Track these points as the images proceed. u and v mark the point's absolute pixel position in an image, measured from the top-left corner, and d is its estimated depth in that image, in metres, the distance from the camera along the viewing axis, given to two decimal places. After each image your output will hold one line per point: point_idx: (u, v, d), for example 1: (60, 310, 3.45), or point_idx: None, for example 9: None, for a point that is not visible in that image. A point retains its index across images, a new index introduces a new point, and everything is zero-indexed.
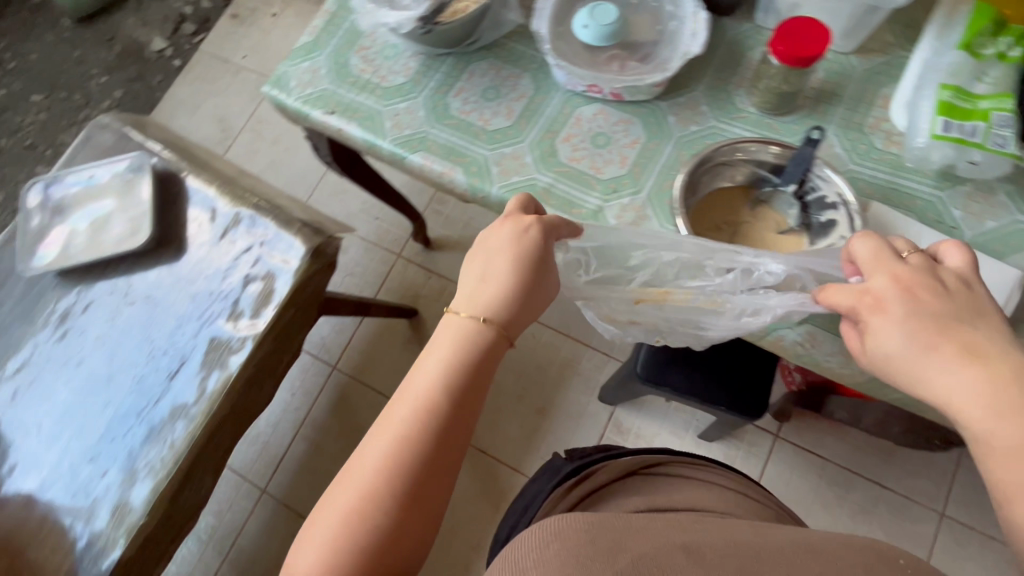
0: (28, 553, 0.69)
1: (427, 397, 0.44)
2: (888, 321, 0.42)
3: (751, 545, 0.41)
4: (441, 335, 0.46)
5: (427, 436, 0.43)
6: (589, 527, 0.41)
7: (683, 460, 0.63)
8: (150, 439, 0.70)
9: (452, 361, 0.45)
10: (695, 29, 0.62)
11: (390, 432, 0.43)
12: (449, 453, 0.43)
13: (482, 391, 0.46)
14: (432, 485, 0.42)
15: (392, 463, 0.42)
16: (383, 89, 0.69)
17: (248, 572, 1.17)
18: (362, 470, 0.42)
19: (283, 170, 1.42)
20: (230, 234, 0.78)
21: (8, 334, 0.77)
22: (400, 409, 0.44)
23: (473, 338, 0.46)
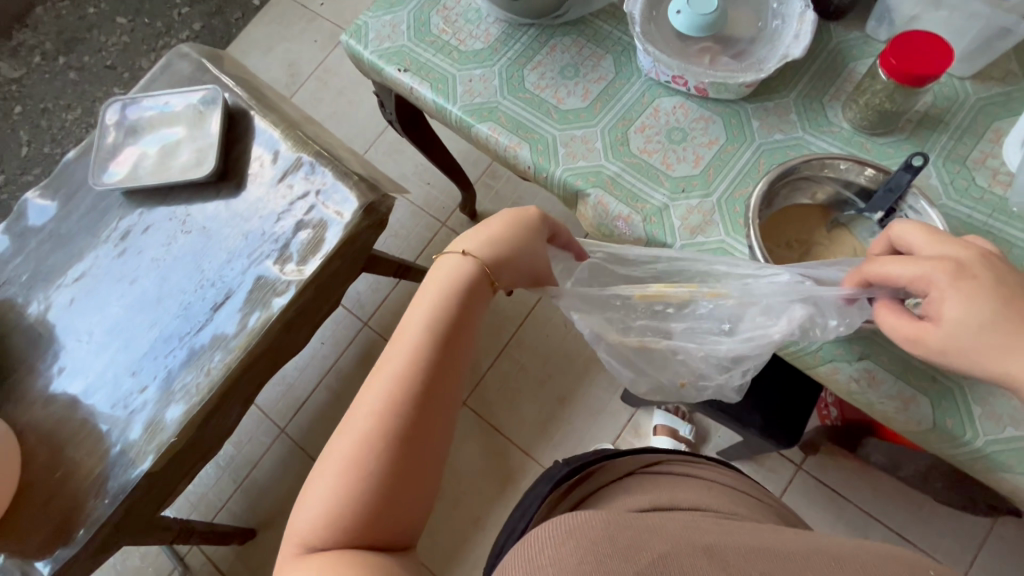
0: (64, 452, 0.72)
1: (417, 337, 0.42)
2: (979, 296, 0.40)
3: (776, 551, 0.39)
4: (430, 280, 0.46)
5: (420, 373, 0.41)
6: (605, 525, 0.39)
7: (679, 460, 0.61)
8: (189, 363, 0.73)
9: (441, 302, 0.44)
10: (800, 30, 0.58)
11: (385, 374, 0.41)
12: (443, 391, 0.42)
13: (471, 330, 0.45)
14: (428, 425, 0.40)
15: (388, 405, 0.40)
16: (461, 53, 0.68)
17: (258, 503, 1.23)
18: (359, 414, 0.40)
19: (343, 123, 1.43)
20: (289, 178, 0.79)
21: (72, 243, 0.81)
22: (392, 354, 0.42)
23: (461, 277, 0.45)
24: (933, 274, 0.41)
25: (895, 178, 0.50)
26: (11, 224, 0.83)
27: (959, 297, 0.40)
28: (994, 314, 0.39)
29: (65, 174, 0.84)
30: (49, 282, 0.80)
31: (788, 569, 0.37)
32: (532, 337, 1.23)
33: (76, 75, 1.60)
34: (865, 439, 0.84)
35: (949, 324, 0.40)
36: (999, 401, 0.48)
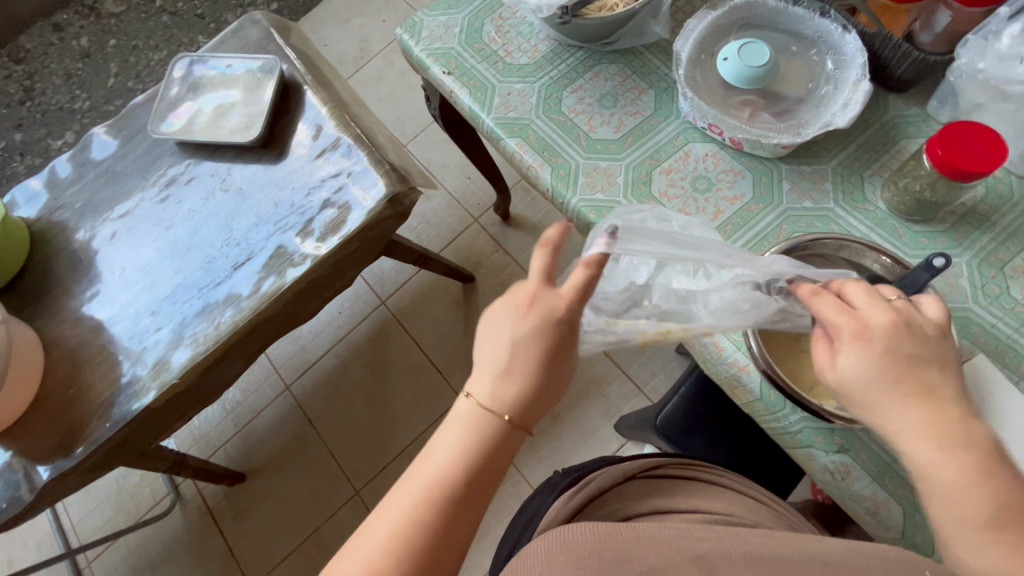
0: (80, 371, 0.78)
1: (432, 483, 0.41)
2: (877, 357, 0.40)
3: (773, 559, 0.37)
4: (453, 423, 0.43)
5: (430, 524, 0.40)
6: (595, 540, 0.40)
7: (679, 464, 0.57)
8: (202, 315, 0.78)
9: (460, 449, 0.42)
10: (851, 99, 0.56)
11: (394, 518, 0.40)
12: (452, 542, 0.41)
13: (489, 478, 0.43)
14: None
15: (393, 553, 0.39)
16: (506, 64, 0.68)
17: (253, 451, 1.29)
18: (363, 557, 0.40)
19: (400, 105, 1.46)
20: (326, 155, 0.82)
21: (123, 182, 0.87)
22: (403, 498, 0.41)
23: (485, 428, 0.43)
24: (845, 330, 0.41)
25: (912, 275, 0.47)
26: (75, 154, 0.89)
27: (857, 354, 0.40)
28: (878, 373, 0.39)
29: (130, 116, 0.90)
30: (98, 213, 0.86)
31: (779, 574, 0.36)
32: None
33: (168, 19, 1.69)
34: (850, 525, 0.80)
35: (840, 376, 0.41)
36: None
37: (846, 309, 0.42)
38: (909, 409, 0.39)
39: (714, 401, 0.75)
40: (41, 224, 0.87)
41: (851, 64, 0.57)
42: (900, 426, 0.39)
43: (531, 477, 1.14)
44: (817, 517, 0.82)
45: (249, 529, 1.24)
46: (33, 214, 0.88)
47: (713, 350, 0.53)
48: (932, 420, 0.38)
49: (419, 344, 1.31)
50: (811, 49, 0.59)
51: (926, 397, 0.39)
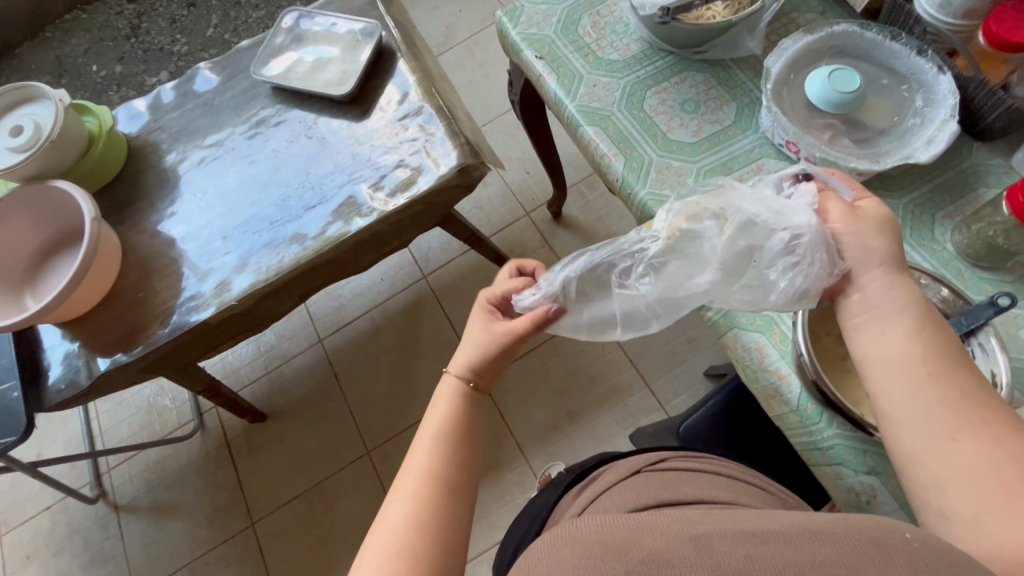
0: (150, 278, 0.84)
1: (427, 451, 0.48)
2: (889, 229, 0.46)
3: (763, 533, 0.35)
4: (438, 396, 0.51)
5: (437, 483, 0.46)
6: (600, 530, 0.38)
7: (680, 455, 0.56)
8: (270, 247, 0.83)
9: (446, 417, 0.50)
10: (936, 136, 0.57)
11: (411, 480, 0.46)
12: (459, 483, 0.47)
13: (474, 432, 0.50)
14: (454, 527, 0.45)
15: (409, 520, 0.44)
16: (597, 58, 0.71)
17: (276, 395, 1.34)
18: (393, 520, 0.44)
19: (474, 93, 1.51)
20: (407, 120, 0.86)
21: (218, 115, 0.93)
22: (405, 474, 0.47)
23: (462, 390, 0.51)
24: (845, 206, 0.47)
25: (974, 312, 0.47)
26: (179, 83, 0.96)
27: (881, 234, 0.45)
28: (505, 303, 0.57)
29: (235, 57, 0.97)
30: (191, 140, 0.93)
31: (772, 551, 0.33)
32: (567, 345, 1.25)
33: None
34: None
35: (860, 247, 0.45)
36: None
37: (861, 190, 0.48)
38: (880, 318, 0.44)
39: (740, 421, 0.75)
40: (139, 141, 0.94)
41: (941, 104, 0.58)
42: (895, 355, 0.43)
43: (538, 471, 1.16)
44: None
45: (260, 467, 1.29)
46: (132, 131, 0.95)
47: (756, 356, 0.55)
48: (932, 350, 0.42)
49: (452, 322, 1.34)
50: (901, 84, 0.60)
51: (897, 290, 0.44)
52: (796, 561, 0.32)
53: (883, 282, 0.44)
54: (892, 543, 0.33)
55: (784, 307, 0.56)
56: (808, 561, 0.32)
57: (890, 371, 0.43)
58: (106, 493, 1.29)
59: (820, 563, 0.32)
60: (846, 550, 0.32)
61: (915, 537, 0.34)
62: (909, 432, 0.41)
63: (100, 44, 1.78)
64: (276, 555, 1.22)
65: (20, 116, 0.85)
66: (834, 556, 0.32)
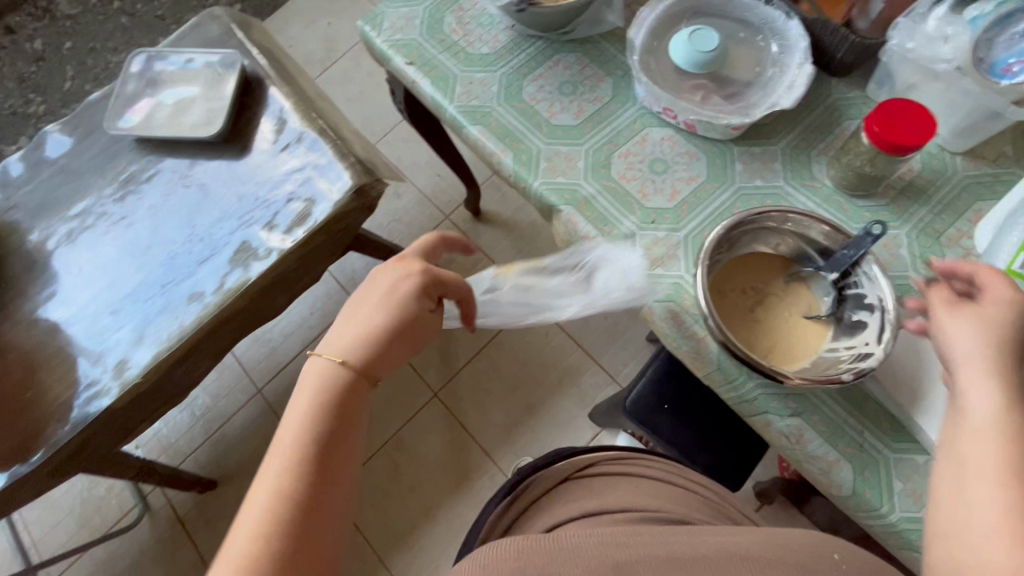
0: (37, 374, 0.76)
1: (283, 464, 0.40)
2: (996, 333, 0.41)
3: (688, 557, 0.37)
4: (307, 385, 0.45)
5: (290, 505, 0.39)
6: (518, 556, 0.37)
7: (612, 456, 0.56)
8: (166, 312, 0.77)
9: (309, 416, 0.43)
10: (795, 81, 0.59)
11: (260, 500, 0.39)
12: (325, 501, 0.40)
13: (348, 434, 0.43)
14: (307, 560, 0.38)
15: (251, 555, 0.37)
16: (467, 54, 0.69)
17: (223, 458, 1.26)
18: (234, 549, 0.38)
19: (368, 104, 1.46)
20: (290, 149, 0.81)
21: (80, 180, 0.85)
22: (255, 494, 0.39)
23: (334, 380, 0.44)
24: (964, 307, 0.44)
25: (855, 244, 0.50)
26: (27, 152, 0.87)
27: (984, 333, 0.41)
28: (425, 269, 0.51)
29: (87, 114, 0.88)
30: (54, 213, 0.84)
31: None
32: (512, 341, 1.24)
33: (127, 22, 1.65)
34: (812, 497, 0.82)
35: (944, 347, 0.44)
36: (920, 480, 0.49)
37: (993, 289, 0.43)
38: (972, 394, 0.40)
39: (682, 382, 0.77)
40: None
41: (794, 48, 0.60)
42: (967, 434, 0.39)
43: (508, 470, 1.15)
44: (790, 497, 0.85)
45: (221, 537, 1.21)
46: None
47: (672, 324, 0.55)
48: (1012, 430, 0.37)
49: None
50: (756, 35, 0.62)
51: (988, 374, 0.40)
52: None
53: (974, 375, 0.41)
54: (824, 567, 0.37)
55: (689, 273, 0.57)
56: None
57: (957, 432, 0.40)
58: None
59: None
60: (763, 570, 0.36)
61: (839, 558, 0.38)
62: (948, 497, 0.38)
63: None
64: None
65: None
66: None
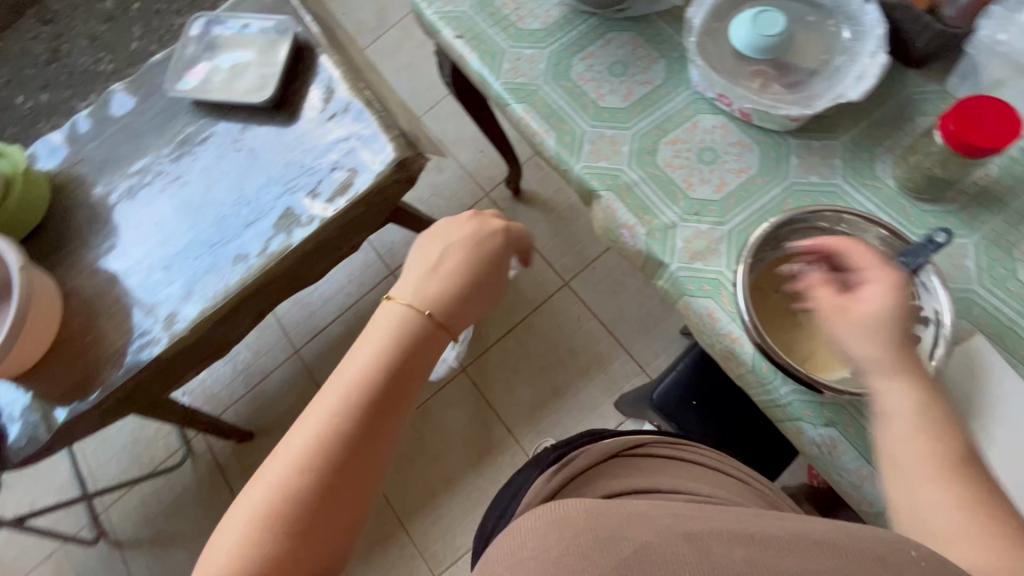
0: (96, 320, 0.81)
1: (351, 387, 0.44)
2: (884, 337, 0.43)
3: (760, 536, 0.35)
4: (382, 323, 0.49)
5: (347, 427, 0.42)
6: (588, 516, 0.36)
7: (663, 441, 0.55)
8: (214, 270, 0.80)
9: (376, 355, 0.46)
10: (865, 72, 0.55)
11: (317, 422, 0.43)
12: (374, 440, 0.43)
13: (414, 376, 0.47)
14: (346, 489, 0.42)
15: (305, 460, 0.41)
16: (517, 29, 0.68)
17: (261, 412, 1.33)
18: (283, 461, 0.41)
19: (416, 75, 1.45)
20: (337, 118, 0.82)
21: (140, 139, 0.89)
22: (319, 406, 0.43)
23: (409, 325, 0.49)
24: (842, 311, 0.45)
25: (914, 251, 0.46)
26: (94, 110, 0.91)
27: (873, 340, 0.43)
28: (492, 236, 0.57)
29: (149, 75, 0.92)
30: (115, 169, 0.88)
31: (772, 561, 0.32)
32: (543, 322, 1.24)
33: None
34: (840, 508, 0.80)
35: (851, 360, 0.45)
36: None
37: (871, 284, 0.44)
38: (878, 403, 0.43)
39: (712, 379, 0.75)
40: (62, 177, 0.89)
41: (868, 36, 0.55)
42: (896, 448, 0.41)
43: (529, 450, 1.16)
44: (817, 505, 0.83)
45: None
46: (53, 168, 0.90)
47: (708, 321, 0.53)
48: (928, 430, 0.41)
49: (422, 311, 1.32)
50: (828, 20, 0.58)
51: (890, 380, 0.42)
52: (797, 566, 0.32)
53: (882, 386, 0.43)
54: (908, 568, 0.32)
55: (729, 269, 0.54)
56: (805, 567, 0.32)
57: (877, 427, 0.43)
58: (106, 532, 1.29)
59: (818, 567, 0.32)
60: (841, 556, 0.33)
61: (920, 556, 0.33)
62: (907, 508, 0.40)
63: (20, 73, 1.68)
64: None
65: None
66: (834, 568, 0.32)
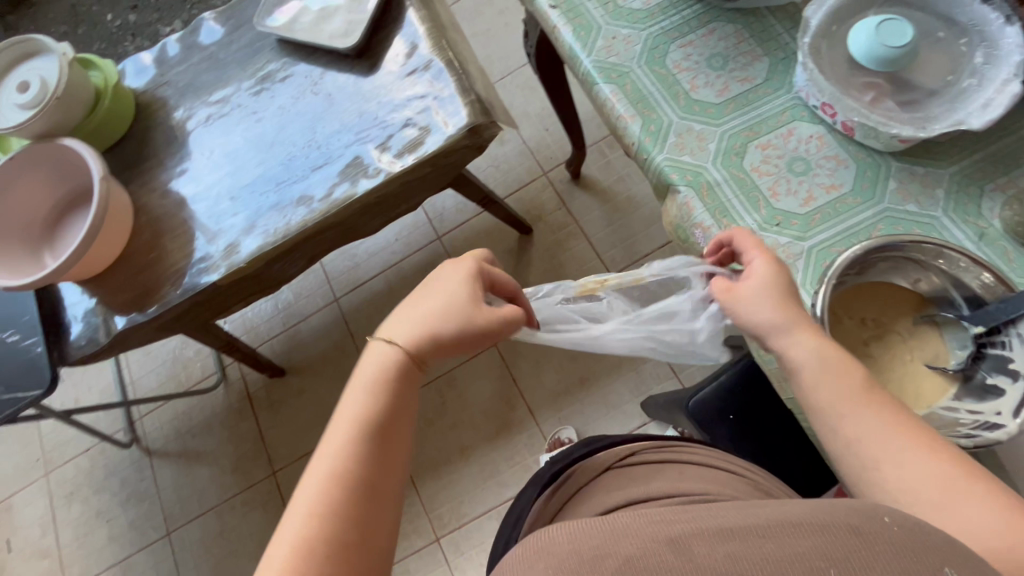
0: (161, 239, 0.85)
1: (342, 447, 0.41)
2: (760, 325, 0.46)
3: (739, 528, 0.33)
4: (367, 374, 0.44)
5: (350, 487, 0.40)
6: (572, 538, 0.35)
7: (656, 446, 0.54)
8: (276, 209, 0.82)
9: (366, 406, 0.43)
10: (993, 99, 0.50)
11: (319, 482, 0.40)
12: (382, 487, 0.41)
13: (399, 432, 0.43)
14: (360, 540, 0.39)
15: (313, 527, 0.38)
16: (617, 6, 0.65)
17: (294, 352, 1.37)
18: (292, 522, 0.39)
19: (492, 43, 1.43)
20: (416, 75, 0.82)
21: (224, 70, 0.91)
22: (306, 481, 0.40)
23: (392, 372, 0.44)
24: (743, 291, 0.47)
25: (1016, 301, 0.44)
26: (185, 35, 0.93)
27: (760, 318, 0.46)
28: (466, 277, 0.48)
29: (240, 7, 0.93)
30: (197, 95, 0.91)
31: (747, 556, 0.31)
32: None
33: None
34: None
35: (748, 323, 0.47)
36: None
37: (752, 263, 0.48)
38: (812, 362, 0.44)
39: (752, 396, 0.73)
40: (146, 97, 0.92)
41: (1004, 60, 0.51)
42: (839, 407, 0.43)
43: (547, 434, 1.16)
44: None
45: (281, 420, 1.33)
46: (139, 86, 0.93)
47: None
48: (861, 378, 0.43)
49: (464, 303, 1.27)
50: (960, 38, 0.53)
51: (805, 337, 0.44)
52: (776, 559, 0.31)
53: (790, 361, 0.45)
54: (887, 536, 0.32)
55: (804, 287, 0.52)
56: (787, 558, 0.31)
57: (827, 407, 0.43)
58: (138, 439, 1.37)
59: (801, 559, 0.31)
60: (827, 542, 0.31)
61: (895, 521, 0.32)
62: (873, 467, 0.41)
63: None
64: None
65: (26, 71, 0.85)
66: (817, 548, 0.31)
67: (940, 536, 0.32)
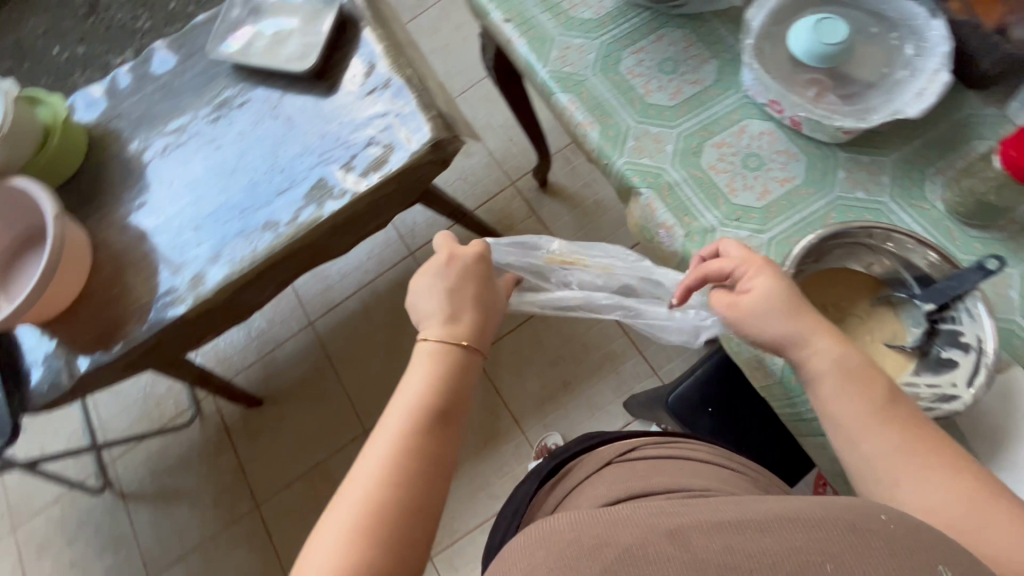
0: (123, 275, 0.82)
1: (404, 425, 0.44)
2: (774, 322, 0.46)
3: (737, 521, 0.34)
4: (424, 357, 0.48)
5: (412, 461, 0.43)
6: (574, 527, 0.35)
7: (653, 442, 0.54)
8: (242, 236, 0.81)
9: (426, 388, 0.46)
10: (926, 89, 0.53)
11: (382, 454, 0.43)
12: (442, 465, 0.44)
13: (457, 418, 0.46)
14: (421, 512, 0.42)
15: (376, 498, 0.41)
16: (569, 17, 0.67)
17: (271, 379, 1.34)
18: (355, 489, 0.42)
19: (451, 57, 1.45)
20: (376, 94, 0.82)
21: (179, 98, 0.89)
22: (368, 454, 0.43)
23: (449, 357, 0.48)
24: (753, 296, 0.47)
25: (960, 276, 0.46)
26: (136, 66, 0.92)
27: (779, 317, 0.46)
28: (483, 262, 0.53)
29: (191, 34, 0.92)
30: (152, 126, 0.89)
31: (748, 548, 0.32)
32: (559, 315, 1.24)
33: None
34: None
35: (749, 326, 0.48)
36: None
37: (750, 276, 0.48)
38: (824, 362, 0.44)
39: (730, 386, 0.74)
40: (99, 130, 0.90)
41: (932, 52, 0.54)
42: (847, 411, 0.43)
43: (534, 441, 1.16)
44: None
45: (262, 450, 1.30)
46: (91, 120, 0.91)
47: None
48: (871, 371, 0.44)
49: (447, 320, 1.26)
50: (891, 32, 0.56)
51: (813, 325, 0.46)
52: (774, 552, 0.31)
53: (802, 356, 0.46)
54: (884, 534, 0.32)
55: None
56: (784, 552, 0.31)
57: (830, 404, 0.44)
58: (111, 483, 1.31)
59: (798, 553, 0.31)
60: (822, 537, 0.32)
61: (891, 518, 0.34)
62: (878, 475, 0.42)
63: (58, 25, 1.69)
64: (283, 536, 1.23)
65: None
66: (814, 543, 0.32)
67: (931, 533, 0.33)
